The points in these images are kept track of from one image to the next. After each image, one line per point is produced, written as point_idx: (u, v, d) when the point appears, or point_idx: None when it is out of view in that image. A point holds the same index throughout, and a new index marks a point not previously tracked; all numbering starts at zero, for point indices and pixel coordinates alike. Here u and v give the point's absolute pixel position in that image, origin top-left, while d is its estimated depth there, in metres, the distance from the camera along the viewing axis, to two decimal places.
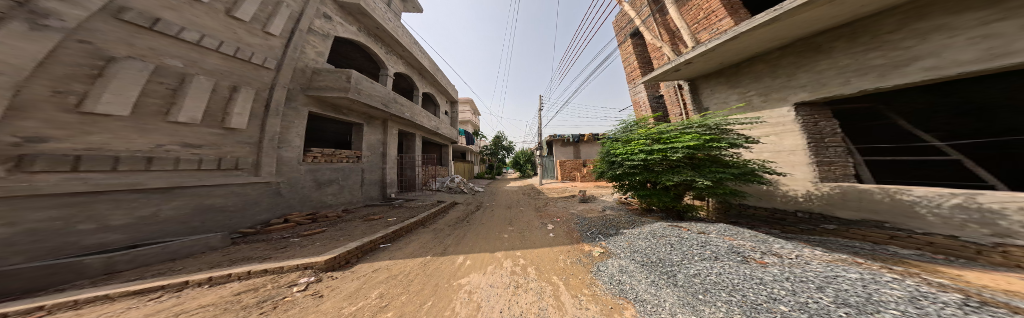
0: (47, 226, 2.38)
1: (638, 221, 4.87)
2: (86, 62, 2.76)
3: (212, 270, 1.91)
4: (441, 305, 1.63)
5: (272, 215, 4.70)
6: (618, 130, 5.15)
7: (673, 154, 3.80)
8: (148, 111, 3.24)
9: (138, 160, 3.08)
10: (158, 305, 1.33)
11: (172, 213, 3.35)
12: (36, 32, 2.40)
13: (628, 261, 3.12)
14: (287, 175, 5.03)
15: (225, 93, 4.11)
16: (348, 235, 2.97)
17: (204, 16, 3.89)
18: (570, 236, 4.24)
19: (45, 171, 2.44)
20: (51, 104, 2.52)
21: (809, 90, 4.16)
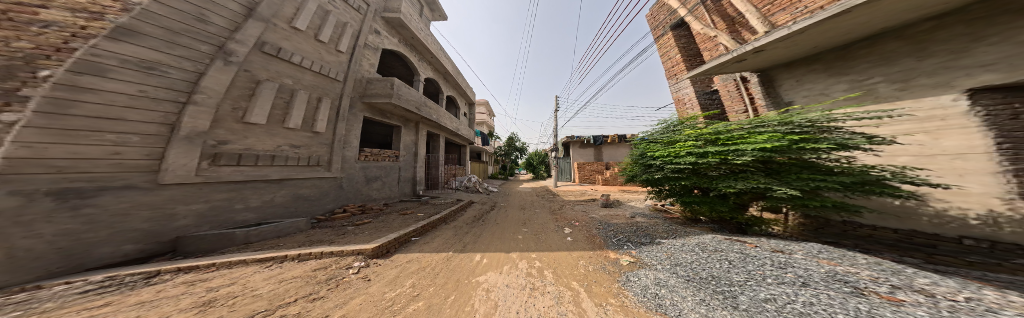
0: (222, 203, 3.73)
1: (680, 231, 4.19)
2: (246, 85, 4.12)
3: (299, 248, 2.60)
4: (462, 301, 1.87)
5: (337, 204, 5.88)
6: (657, 131, 4.50)
7: (737, 158, 3.05)
8: (274, 121, 4.53)
9: (267, 158, 4.35)
10: (270, 272, 1.96)
11: (282, 199, 4.58)
12: (226, 66, 3.78)
13: (667, 274, 2.77)
14: (350, 170, 6.23)
15: (315, 103, 5.31)
16: (388, 226, 3.58)
17: (303, 42, 5.08)
18: (593, 243, 3.96)
19: (224, 164, 3.76)
20: (232, 117, 3.92)
21: (1003, 70, 2.63)
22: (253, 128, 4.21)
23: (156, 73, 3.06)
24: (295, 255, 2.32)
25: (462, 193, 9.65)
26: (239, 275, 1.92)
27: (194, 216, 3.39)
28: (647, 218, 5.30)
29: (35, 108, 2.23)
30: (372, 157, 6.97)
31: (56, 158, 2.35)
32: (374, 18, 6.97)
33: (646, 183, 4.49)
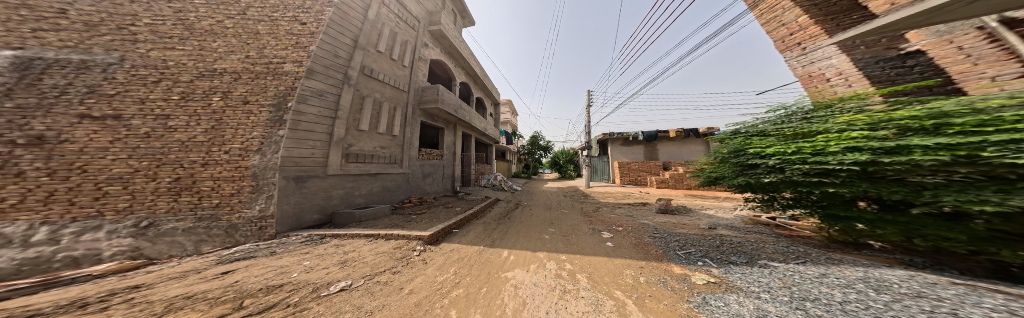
0: (352, 190, 5.56)
1: (824, 260, 2.61)
2: (357, 101, 5.78)
3: (385, 229, 3.60)
4: (493, 294, 2.07)
5: (406, 194, 7.27)
6: (796, 123, 3.09)
7: (992, 153, 1.50)
8: (375, 128, 6.21)
9: (372, 156, 6.09)
10: (371, 248, 2.96)
11: (379, 189, 6.27)
12: (348, 88, 5.50)
13: (775, 306, 1.79)
14: (416, 167, 7.74)
15: (394, 111, 6.79)
16: (437, 217, 4.34)
17: (385, 63, 6.48)
18: (648, 253, 3.29)
19: (351, 162, 5.57)
20: (352, 127, 5.65)
21: None
22: (365, 135, 5.96)
23: (321, 96, 5.07)
24: (383, 235, 3.30)
25: (491, 192, 10.26)
26: (339, 253, 2.90)
27: (339, 198, 5.26)
28: (737, 231, 4.02)
29: (284, 127, 4.45)
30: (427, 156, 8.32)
31: (294, 158, 4.56)
32: (423, 32, 7.98)
33: (753, 189, 3.49)
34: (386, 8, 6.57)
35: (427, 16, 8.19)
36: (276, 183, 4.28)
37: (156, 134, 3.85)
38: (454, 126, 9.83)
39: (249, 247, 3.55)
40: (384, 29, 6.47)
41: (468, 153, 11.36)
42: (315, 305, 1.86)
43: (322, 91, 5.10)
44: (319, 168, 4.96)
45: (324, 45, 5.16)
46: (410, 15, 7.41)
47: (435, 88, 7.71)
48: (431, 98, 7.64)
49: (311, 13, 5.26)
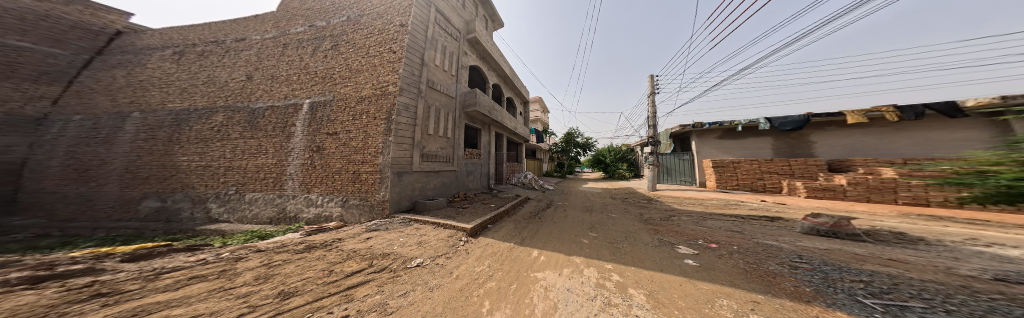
0: (428, 183, 6.97)
1: None
2: (427, 110, 7.10)
3: (441, 219, 4.42)
4: (522, 293, 2.09)
5: (455, 190, 8.06)
6: None
7: None
8: (437, 132, 7.39)
9: (438, 157, 7.38)
10: (430, 235, 3.69)
11: (439, 184, 7.37)
12: (421, 100, 6.86)
13: None
14: (464, 164, 8.56)
15: (448, 116, 7.85)
16: (474, 212, 4.79)
17: (439, 76, 7.56)
18: (775, 287, 2.25)
19: (423, 161, 6.83)
20: (423, 132, 6.90)
21: None
22: (433, 138, 7.20)
23: (406, 108, 6.50)
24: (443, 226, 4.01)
25: (525, 191, 10.05)
26: (411, 233, 3.91)
27: (419, 192, 6.64)
28: None
29: (391, 135, 5.98)
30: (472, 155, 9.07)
31: (397, 157, 6.15)
32: (463, 42, 8.70)
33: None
34: (436, 27, 7.59)
35: (465, 26, 8.87)
36: (388, 179, 5.95)
37: (358, 144, 6.26)
38: (491, 127, 10.27)
39: (372, 224, 5.15)
40: (437, 46, 7.54)
41: (501, 153, 11.48)
42: (400, 274, 2.44)
43: (408, 104, 6.52)
44: (408, 165, 6.39)
45: (406, 67, 6.56)
46: (453, 29, 8.27)
47: (474, 93, 8.37)
48: (472, 101, 8.32)
49: (396, 43, 6.79)
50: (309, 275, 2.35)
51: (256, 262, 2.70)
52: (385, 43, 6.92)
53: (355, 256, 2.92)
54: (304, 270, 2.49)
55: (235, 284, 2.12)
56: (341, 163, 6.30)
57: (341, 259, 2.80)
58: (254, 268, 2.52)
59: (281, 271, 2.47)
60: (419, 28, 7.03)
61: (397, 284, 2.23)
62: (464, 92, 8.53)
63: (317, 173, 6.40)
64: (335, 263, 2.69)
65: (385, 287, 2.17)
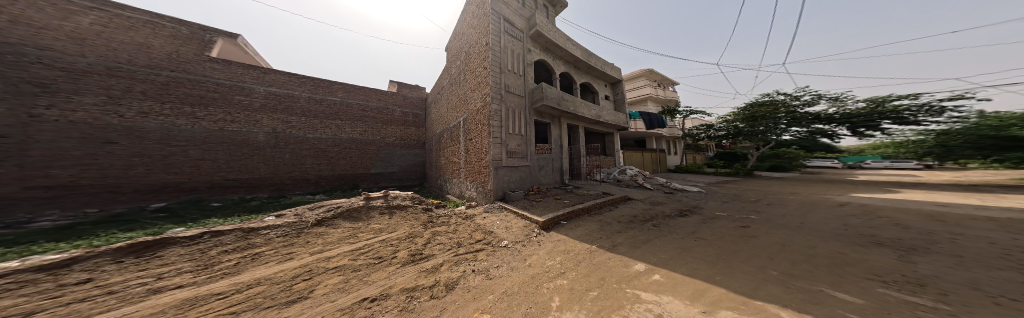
0: (513, 173, 6.89)
1: None
2: (507, 115, 6.95)
3: (519, 209, 4.79)
4: (606, 306, 1.45)
5: (529, 183, 7.42)
6: None
7: None
8: (517, 134, 7.25)
9: (518, 153, 7.18)
10: (519, 221, 4.16)
11: (518, 177, 7.05)
12: (498, 104, 6.68)
13: None
14: (547, 162, 8.14)
15: (521, 114, 7.44)
16: (550, 207, 4.92)
17: (512, 78, 7.33)
18: None
19: (507, 158, 6.74)
20: (508, 136, 6.83)
21: None
22: (512, 136, 7.02)
23: (495, 116, 6.58)
24: (531, 207, 5.01)
25: (620, 189, 8.02)
26: (504, 218, 4.55)
27: (507, 183, 6.67)
28: None
29: (490, 137, 6.38)
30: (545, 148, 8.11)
31: (495, 158, 6.39)
32: (527, 39, 8.16)
33: None
34: (507, 33, 7.46)
35: (528, 22, 8.34)
36: (491, 171, 6.38)
37: (479, 146, 7.01)
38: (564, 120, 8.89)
39: (486, 206, 5.97)
40: (509, 51, 7.40)
41: (577, 147, 9.64)
42: (496, 250, 2.89)
43: (497, 110, 6.67)
44: (500, 161, 6.55)
45: (493, 78, 6.74)
46: (517, 29, 7.89)
47: (543, 87, 7.58)
48: (543, 92, 7.53)
49: (483, 60, 7.19)
50: (460, 237, 3.60)
51: (452, 219, 4.89)
52: (478, 66, 7.51)
53: (480, 228, 3.96)
54: (462, 231, 3.93)
55: (440, 232, 4.03)
56: (474, 160, 7.37)
57: (488, 224, 4.19)
58: (454, 221, 4.69)
59: (463, 226, 4.27)
60: (496, 42, 7.03)
61: (496, 257, 2.66)
62: (539, 86, 7.68)
63: (469, 164, 7.69)
64: (468, 233, 3.78)
65: (488, 258, 2.67)
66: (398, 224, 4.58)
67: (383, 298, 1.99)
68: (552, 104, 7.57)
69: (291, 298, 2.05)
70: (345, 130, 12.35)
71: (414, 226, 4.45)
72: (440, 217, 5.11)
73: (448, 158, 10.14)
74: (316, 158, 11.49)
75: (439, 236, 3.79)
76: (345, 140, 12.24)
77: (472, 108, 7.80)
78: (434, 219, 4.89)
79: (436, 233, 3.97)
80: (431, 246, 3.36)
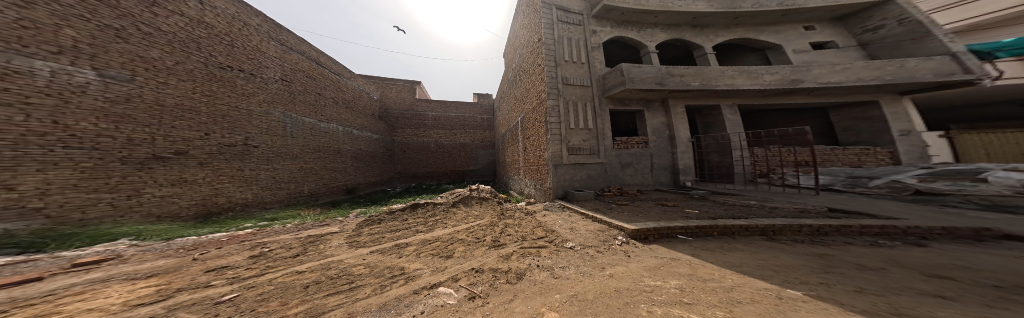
0: (587, 170, 6.57)
1: None
2: (570, 106, 6.64)
3: (591, 211, 4.13)
4: None
5: (604, 183, 6.71)
6: None
7: None
8: (580, 128, 6.67)
9: (589, 149, 6.66)
10: (597, 226, 3.40)
11: (584, 175, 6.53)
12: (552, 98, 6.50)
13: None
14: (635, 162, 7.20)
15: (583, 105, 6.87)
16: (648, 214, 3.89)
17: (570, 68, 6.89)
18: None
19: (569, 154, 6.42)
20: (575, 132, 6.58)
21: None
22: (574, 131, 6.60)
23: (549, 112, 6.39)
24: (611, 209, 4.38)
25: (913, 208, 4.10)
26: (566, 218, 4.03)
27: (578, 181, 6.42)
28: None
29: (548, 134, 6.33)
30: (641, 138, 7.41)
31: (552, 154, 6.26)
32: (589, 18, 7.47)
33: None
34: (561, 19, 7.08)
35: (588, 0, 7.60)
36: (549, 170, 6.33)
37: (536, 143, 7.24)
38: (688, 100, 7.72)
39: (544, 204, 5.85)
40: (564, 39, 6.98)
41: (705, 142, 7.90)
42: (559, 249, 2.26)
43: (555, 105, 6.49)
44: (561, 158, 6.34)
45: (547, 73, 6.58)
46: (574, 12, 7.38)
47: (620, 68, 6.69)
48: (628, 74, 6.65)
49: (537, 56, 7.22)
50: (522, 232, 3.16)
51: (518, 212, 4.88)
52: (531, 64, 7.69)
53: (542, 226, 3.53)
54: (524, 228, 3.45)
55: (507, 223, 3.81)
56: (531, 158, 7.83)
57: (561, 224, 3.63)
58: (528, 213, 4.80)
59: (545, 219, 4.10)
60: (549, 34, 6.82)
61: (561, 257, 2.06)
62: (615, 69, 6.86)
63: (527, 162, 8.30)
64: (530, 228, 3.39)
65: (552, 256, 2.07)
66: (483, 214, 4.99)
67: (475, 274, 1.73)
68: (639, 86, 6.58)
69: (448, 253, 2.42)
70: (455, 137, 16.78)
71: (500, 214, 4.77)
72: (507, 210, 5.34)
73: (510, 157, 11.17)
74: (442, 155, 16.37)
75: (517, 224, 3.72)
76: (464, 144, 16.85)
77: (527, 107, 8.32)
78: (504, 212, 5.04)
79: (505, 224, 3.75)
80: (503, 236, 3.00)
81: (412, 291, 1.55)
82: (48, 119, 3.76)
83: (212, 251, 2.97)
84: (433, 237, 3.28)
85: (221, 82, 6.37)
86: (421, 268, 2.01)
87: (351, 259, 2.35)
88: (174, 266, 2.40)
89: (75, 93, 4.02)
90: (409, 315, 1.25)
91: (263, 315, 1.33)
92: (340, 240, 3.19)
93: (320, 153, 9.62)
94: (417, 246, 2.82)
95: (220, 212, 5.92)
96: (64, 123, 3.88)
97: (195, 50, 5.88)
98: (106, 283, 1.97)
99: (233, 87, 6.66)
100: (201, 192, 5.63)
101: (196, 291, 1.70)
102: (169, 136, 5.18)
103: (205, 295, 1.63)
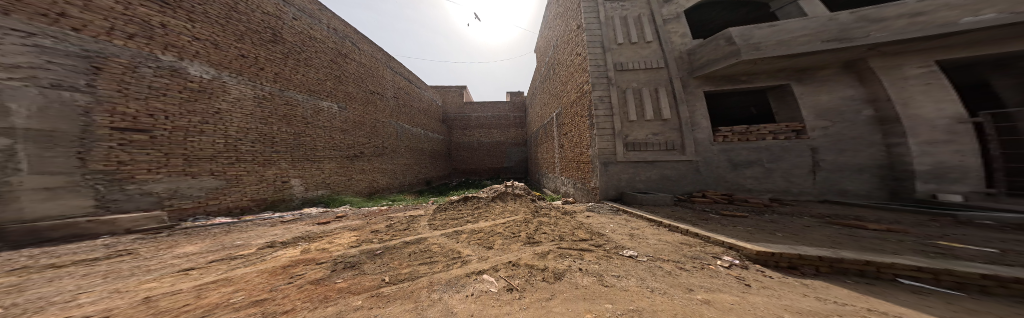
0: (667, 171, 5.33)
1: None
2: (632, 94, 5.63)
3: (670, 220, 3.21)
4: None
5: (696, 188, 5.29)
6: None
7: None
8: (654, 120, 5.50)
9: (666, 145, 5.39)
10: (681, 237, 2.55)
11: (660, 175, 5.33)
12: (604, 88, 5.64)
13: None
14: (783, 163, 5.21)
15: (653, 93, 5.67)
16: (786, 232, 2.52)
17: (627, 51, 5.91)
18: None
19: (630, 151, 5.39)
20: (643, 126, 5.48)
21: None
22: (633, 124, 5.49)
23: (598, 102, 5.59)
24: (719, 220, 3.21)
25: None
26: (621, 223, 3.38)
27: (646, 183, 5.33)
28: None
29: (594, 129, 5.55)
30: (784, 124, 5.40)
31: (601, 149, 5.41)
32: None
33: None
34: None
35: None
36: (596, 168, 5.54)
37: (578, 139, 6.58)
38: (965, 49, 4.33)
39: (587, 205, 5.15)
40: (615, 20, 6.11)
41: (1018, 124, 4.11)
42: (615, 257, 1.87)
43: (602, 96, 5.61)
44: (613, 155, 5.40)
45: (590, 61, 5.80)
46: None
47: (720, 36, 5.21)
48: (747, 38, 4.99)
49: (577, 45, 6.57)
50: (559, 231, 2.90)
51: (542, 210, 4.42)
52: (570, 55, 7.11)
53: (584, 227, 3.10)
54: (564, 227, 3.15)
55: (542, 221, 3.52)
56: (571, 155, 7.32)
57: (588, 228, 3.05)
58: (568, 211, 4.30)
59: (590, 221, 3.54)
60: (591, 18, 6.11)
61: (613, 264, 1.74)
62: (713, 37, 5.38)
63: (566, 161, 7.83)
64: (569, 229, 3.04)
65: (601, 261, 1.78)
66: (515, 210, 4.57)
67: (511, 268, 1.76)
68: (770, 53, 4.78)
69: (490, 243, 2.55)
70: (492, 136, 17.51)
71: (533, 209, 4.61)
72: (543, 208, 4.76)
73: (545, 154, 10.84)
74: (484, 154, 17.30)
75: (542, 222, 3.43)
76: (508, 143, 17.36)
77: (564, 101, 7.86)
78: (539, 209, 4.55)
79: (539, 222, 3.45)
80: (538, 234, 2.80)
81: (463, 275, 1.77)
82: (329, 134, 7.36)
83: (375, 218, 4.58)
84: (491, 225, 3.48)
85: (370, 104, 9.44)
86: (472, 254, 2.25)
87: (428, 239, 2.94)
88: (362, 224, 3.90)
89: (333, 119, 7.58)
90: (459, 297, 1.48)
91: (386, 273, 1.96)
92: (426, 221, 4.03)
93: (414, 151, 12.43)
94: (475, 232, 3.14)
95: (375, 191, 9.08)
96: (332, 137, 7.46)
97: (367, 82, 9.35)
98: (343, 229, 3.54)
99: (376, 107, 9.75)
100: (368, 178, 8.83)
101: (367, 244, 2.73)
102: (359, 142, 8.60)
103: (363, 248, 2.55)
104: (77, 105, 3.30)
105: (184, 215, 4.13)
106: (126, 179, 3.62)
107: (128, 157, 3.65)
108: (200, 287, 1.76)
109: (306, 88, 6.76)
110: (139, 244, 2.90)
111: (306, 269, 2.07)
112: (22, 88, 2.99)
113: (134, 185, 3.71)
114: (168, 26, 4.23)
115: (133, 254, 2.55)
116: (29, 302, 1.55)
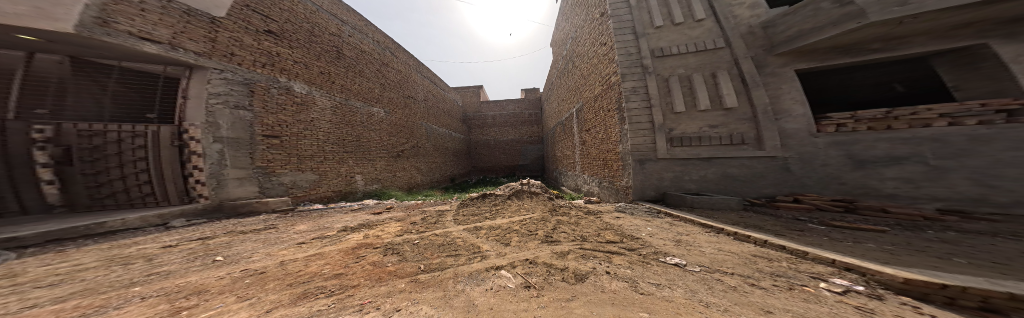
0: (737, 171, 4.34)
1: None
2: (679, 82, 4.83)
3: (743, 230, 2.57)
4: None
5: (780, 191, 4.17)
6: None
7: None
8: (716, 111, 4.56)
9: (735, 139, 4.38)
10: (760, 251, 1.98)
11: (721, 175, 4.39)
12: (643, 78, 4.98)
13: None
14: (973, 159, 3.46)
15: (711, 79, 4.76)
16: (976, 265, 1.64)
17: (672, 35, 5.17)
18: None
19: (676, 146, 4.58)
20: (700, 118, 4.59)
21: None
22: (682, 116, 4.66)
23: (631, 92, 4.97)
24: (853, 241, 2.33)
25: None
26: (661, 227, 2.90)
27: (702, 184, 4.44)
28: None
29: (625, 123, 4.93)
30: (966, 103, 3.68)
31: (637, 144, 4.73)
32: None
33: None
34: None
35: None
36: (628, 166, 4.85)
37: (605, 135, 5.98)
38: None
39: (617, 205, 4.61)
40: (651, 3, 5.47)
41: None
42: (654, 264, 1.60)
43: (636, 87, 4.97)
44: (652, 152, 4.65)
45: (619, 50, 5.27)
46: None
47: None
48: None
49: (602, 33, 6.00)
50: (582, 231, 2.65)
51: (560, 210, 4.09)
52: (595, 44, 6.53)
53: (612, 229, 2.75)
54: (586, 227, 2.87)
55: (560, 221, 3.28)
56: (595, 152, 6.72)
57: (602, 229, 2.71)
58: (589, 211, 3.90)
59: (620, 222, 3.12)
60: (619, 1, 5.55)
61: (649, 270, 1.50)
62: (804, 3, 4.25)
63: (589, 158, 7.21)
64: (592, 229, 2.75)
65: (635, 266, 1.55)
66: (531, 208, 4.44)
67: (530, 265, 1.71)
68: (927, 6, 3.36)
69: (507, 240, 2.53)
70: (508, 134, 17.82)
71: (550, 207, 4.36)
72: (562, 207, 4.44)
73: (563, 152, 10.26)
74: (500, 152, 17.75)
75: (558, 222, 3.19)
76: (525, 141, 17.41)
77: (587, 95, 7.26)
78: (557, 208, 4.29)
79: (558, 221, 3.24)
80: (555, 233, 2.61)
81: (484, 269, 1.81)
82: (378, 135, 8.88)
83: (415, 210, 5.25)
84: (508, 222, 3.44)
85: (406, 107, 11.03)
86: (490, 249, 2.29)
87: (451, 234, 3.13)
88: (402, 216, 4.56)
89: (382, 123, 9.18)
90: (479, 289, 1.51)
91: (421, 261, 2.20)
92: (449, 216, 4.35)
93: (440, 150, 13.67)
94: (491, 229, 3.16)
95: (412, 187, 10.48)
96: (381, 137, 9.00)
97: (402, 88, 10.94)
98: (388, 220, 4.16)
99: (411, 110, 11.33)
100: (407, 174, 10.25)
101: (406, 234, 3.15)
102: (399, 142, 10.10)
103: (405, 238, 2.96)
104: (247, 120, 5.11)
105: (299, 201, 5.79)
106: (270, 172, 5.35)
107: (271, 157, 5.41)
108: (307, 258, 2.38)
109: (362, 96, 8.39)
110: (282, 221, 4.25)
111: (368, 251, 2.54)
112: (223, 110, 4.80)
113: (275, 176, 5.44)
114: (281, 55, 5.93)
115: (274, 228, 3.73)
116: (233, 255, 2.44)
